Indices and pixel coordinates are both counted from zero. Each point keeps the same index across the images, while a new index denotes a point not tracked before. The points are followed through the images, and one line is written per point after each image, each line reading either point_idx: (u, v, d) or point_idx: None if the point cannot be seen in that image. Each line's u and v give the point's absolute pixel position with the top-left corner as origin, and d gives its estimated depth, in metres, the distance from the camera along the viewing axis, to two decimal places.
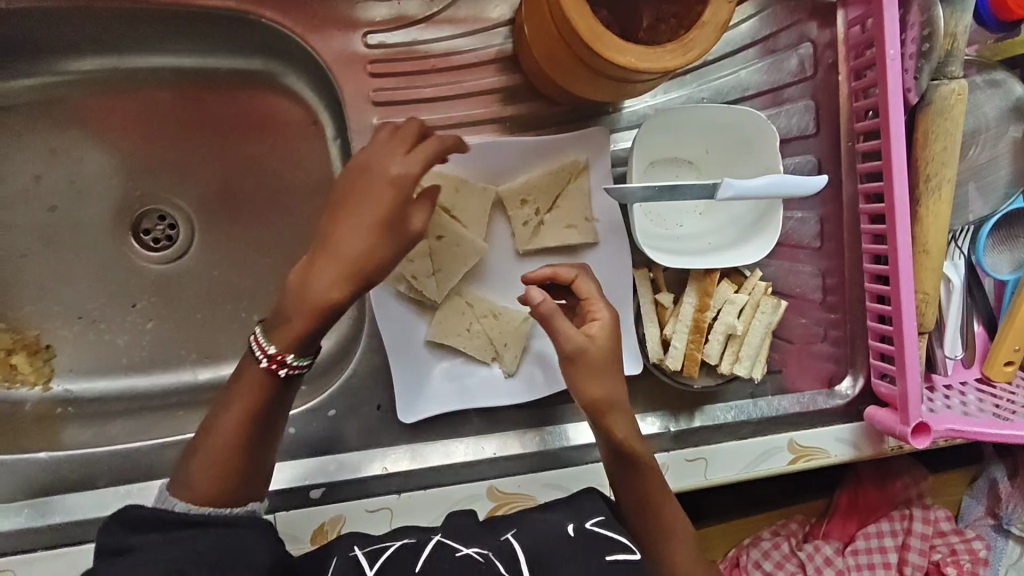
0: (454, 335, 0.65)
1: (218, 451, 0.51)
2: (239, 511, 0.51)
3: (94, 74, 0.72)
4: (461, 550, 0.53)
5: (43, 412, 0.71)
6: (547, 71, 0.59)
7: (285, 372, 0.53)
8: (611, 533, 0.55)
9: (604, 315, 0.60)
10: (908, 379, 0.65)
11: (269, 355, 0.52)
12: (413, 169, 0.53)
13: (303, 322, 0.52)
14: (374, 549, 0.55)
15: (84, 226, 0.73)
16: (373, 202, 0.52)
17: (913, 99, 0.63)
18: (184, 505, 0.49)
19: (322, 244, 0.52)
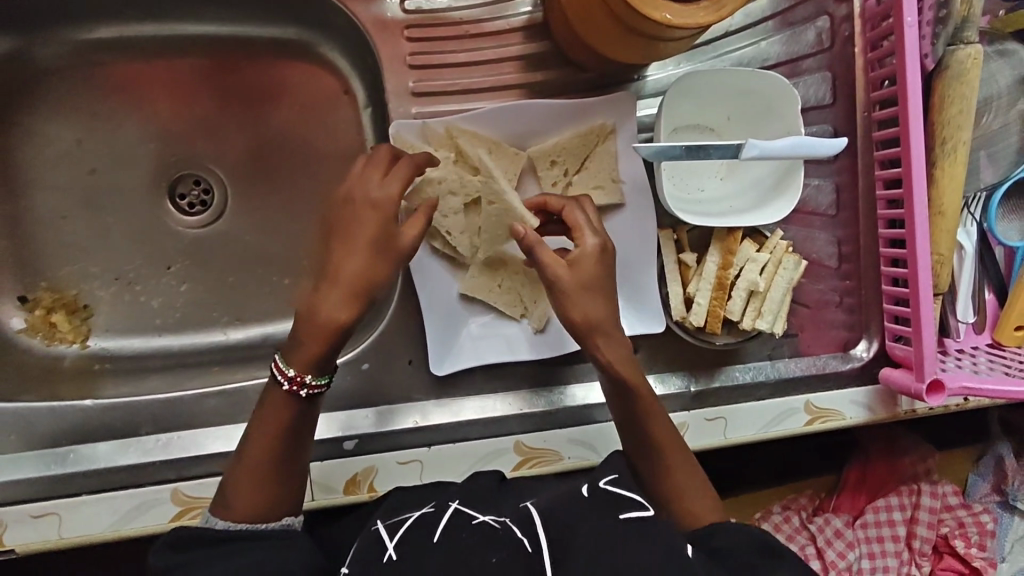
0: (485, 292, 0.69)
1: (250, 470, 0.54)
2: (275, 526, 0.54)
3: (134, 41, 0.74)
4: (476, 517, 0.51)
5: (82, 368, 0.73)
6: (578, 30, 0.61)
7: (306, 391, 0.55)
8: (625, 492, 0.54)
9: (593, 240, 0.59)
10: (922, 339, 0.67)
11: (289, 378, 0.55)
12: (393, 192, 0.56)
13: (317, 344, 0.55)
14: (395, 522, 0.55)
15: (121, 189, 0.75)
16: (362, 224, 0.55)
17: (930, 64, 0.65)
18: (225, 523, 0.53)
19: (325, 273, 0.55)
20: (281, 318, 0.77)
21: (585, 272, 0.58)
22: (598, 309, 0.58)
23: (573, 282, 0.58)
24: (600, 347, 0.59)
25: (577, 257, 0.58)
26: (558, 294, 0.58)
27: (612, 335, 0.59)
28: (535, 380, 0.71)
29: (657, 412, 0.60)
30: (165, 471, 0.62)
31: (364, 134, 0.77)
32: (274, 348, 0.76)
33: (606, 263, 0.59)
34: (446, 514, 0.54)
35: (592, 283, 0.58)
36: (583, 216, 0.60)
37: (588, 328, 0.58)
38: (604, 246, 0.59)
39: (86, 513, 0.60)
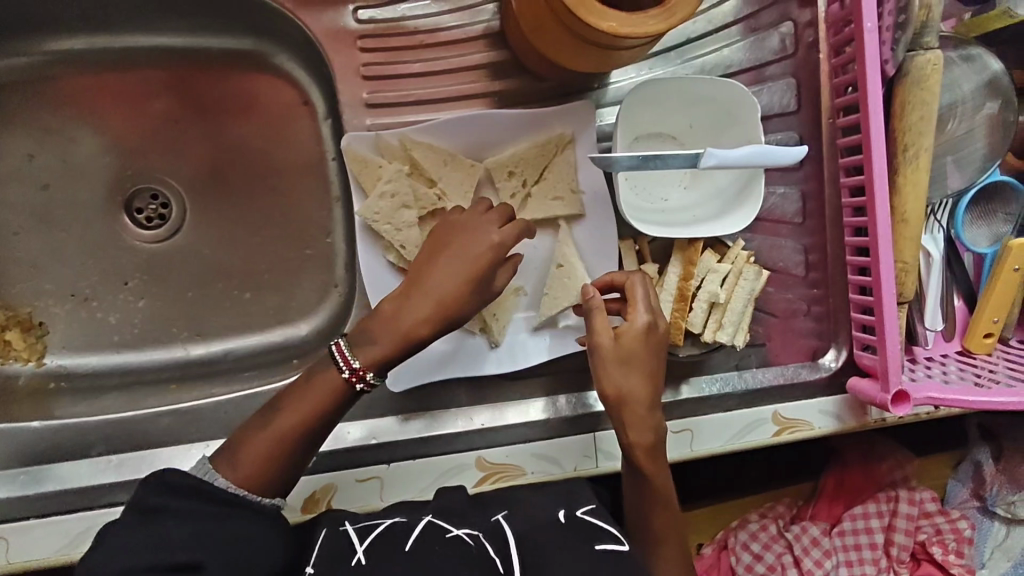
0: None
1: (267, 442, 0.53)
2: (268, 500, 0.52)
3: (88, 54, 0.74)
4: (451, 531, 0.54)
5: (36, 386, 0.71)
6: (532, 40, 0.60)
7: (360, 386, 0.55)
8: (601, 524, 0.57)
9: (645, 317, 0.59)
10: (887, 347, 0.66)
11: (352, 367, 0.54)
12: (501, 241, 0.58)
13: (388, 347, 0.55)
14: (365, 526, 0.56)
15: (76, 205, 0.74)
16: (464, 253, 0.57)
17: (891, 70, 0.64)
18: (223, 481, 0.51)
19: (418, 283, 0.57)
20: (242, 332, 0.76)
21: (629, 348, 0.58)
22: (638, 384, 0.58)
23: (619, 352, 0.58)
24: (634, 423, 0.58)
25: (624, 335, 0.58)
26: (602, 364, 0.58)
27: (652, 414, 0.59)
28: (498, 394, 0.70)
29: (659, 455, 0.59)
30: (116, 492, 0.61)
31: (325, 146, 0.76)
32: (235, 364, 0.75)
33: (655, 340, 0.59)
34: (419, 525, 0.55)
35: (633, 356, 0.58)
36: (646, 294, 0.60)
37: (625, 401, 0.58)
38: (654, 325, 0.59)
39: (34, 537, 0.58)
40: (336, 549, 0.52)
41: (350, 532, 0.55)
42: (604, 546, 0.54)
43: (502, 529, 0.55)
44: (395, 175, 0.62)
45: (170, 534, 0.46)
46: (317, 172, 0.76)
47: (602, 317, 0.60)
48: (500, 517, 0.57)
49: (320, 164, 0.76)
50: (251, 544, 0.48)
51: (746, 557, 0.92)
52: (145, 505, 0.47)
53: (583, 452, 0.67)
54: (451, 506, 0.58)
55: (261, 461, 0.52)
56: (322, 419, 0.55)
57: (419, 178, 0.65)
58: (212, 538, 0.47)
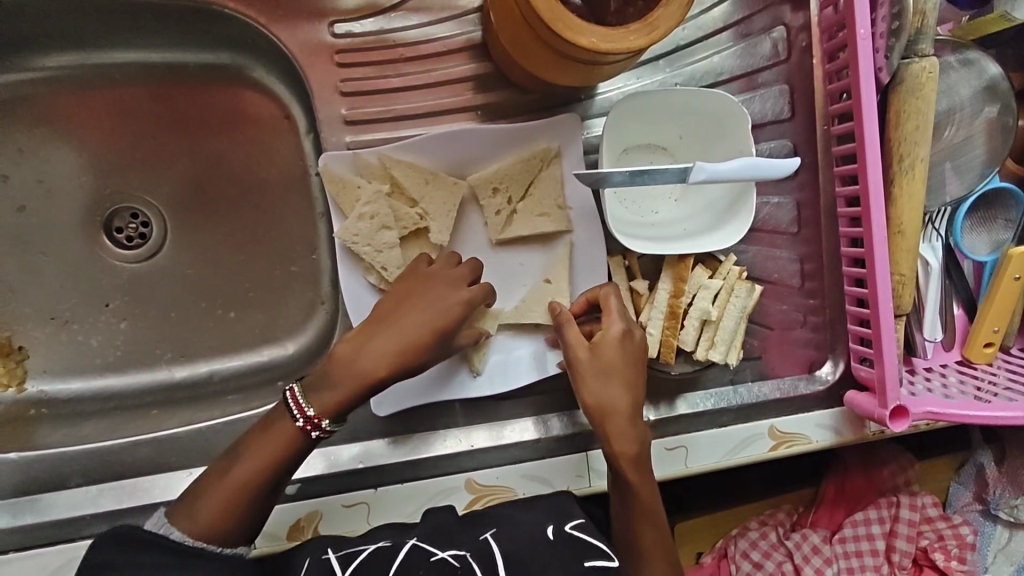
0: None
1: (226, 491, 0.52)
2: (229, 550, 0.52)
3: (62, 72, 0.72)
4: (437, 553, 0.53)
5: (18, 413, 0.70)
6: (513, 54, 0.58)
7: (316, 434, 0.55)
8: (590, 539, 0.55)
9: (621, 324, 0.59)
10: (885, 360, 0.64)
11: (306, 416, 0.54)
12: (462, 302, 0.59)
13: (346, 390, 0.55)
14: (348, 553, 0.55)
15: (54, 227, 0.73)
16: (432, 303, 0.58)
17: (885, 78, 0.62)
18: (180, 535, 0.51)
19: (383, 322, 0.57)
20: (227, 353, 0.74)
21: (607, 358, 0.58)
22: (620, 394, 0.57)
23: (597, 363, 0.58)
24: (615, 434, 0.57)
25: (602, 347, 0.58)
26: (581, 377, 0.58)
27: (633, 425, 0.57)
28: (486, 413, 0.69)
29: (645, 466, 0.58)
30: (97, 525, 0.60)
31: (307, 162, 0.74)
32: (220, 386, 0.73)
33: (634, 350, 0.59)
34: (404, 548, 0.54)
35: (612, 366, 0.58)
36: (620, 305, 0.61)
37: (607, 413, 0.57)
38: (630, 332, 0.59)
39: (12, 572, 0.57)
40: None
41: (332, 560, 0.54)
42: (595, 563, 0.52)
43: (490, 548, 0.54)
44: (373, 196, 0.61)
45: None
46: (300, 189, 0.74)
47: (574, 328, 0.60)
48: (489, 535, 0.56)
49: (302, 180, 0.74)
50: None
51: (746, 566, 0.90)
52: (107, 563, 0.48)
53: (575, 473, 0.65)
54: (439, 529, 0.57)
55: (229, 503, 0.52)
56: None
57: (399, 198, 0.64)
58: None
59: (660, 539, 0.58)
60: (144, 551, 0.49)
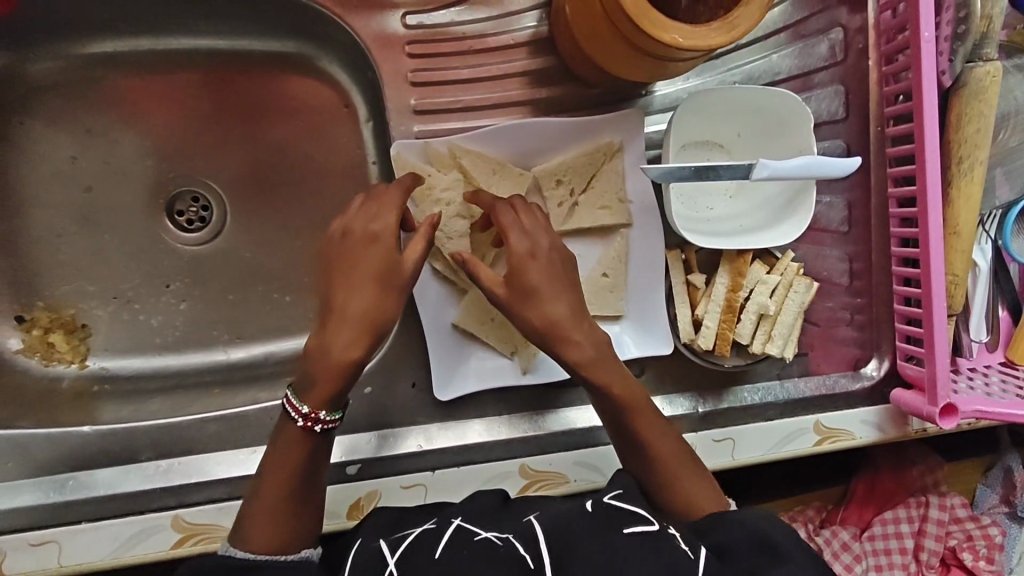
0: (479, 324, 0.67)
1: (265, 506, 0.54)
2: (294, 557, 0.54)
3: (130, 56, 0.73)
4: (480, 533, 0.53)
5: (81, 389, 0.72)
6: (586, 50, 0.60)
7: (321, 427, 0.55)
8: (629, 506, 0.55)
9: (522, 241, 0.57)
10: (937, 360, 0.65)
11: (304, 415, 0.54)
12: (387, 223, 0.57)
13: (332, 383, 0.54)
14: (398, 536, 0.56)
15: (119, 207, 0.74)
16: (372, 255, 0.55)
17: (947, 82, 0.63)
18: (246, 554, 0.52)
19: (330, 308, 0.54)
20: (282, 336, 0.75)
21: (528, 277, 0.57)
22: (557, 305, 0.57)
23: (515, 286, 0.57)
24: (569, 347, 0.57)
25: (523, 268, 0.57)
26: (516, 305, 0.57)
27: (578, 330, 0.57)
28: (537, 401, 0.70)
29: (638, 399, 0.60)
30: (166, 498, 0.62)
31: (365, 150, 0.75)
32: (275, 368, 0.74)
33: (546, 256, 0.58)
34: (449, 529, 0.55)
35: (538, 287, 0.56)
36: (513, 218, 0.59)
37: (554, 328, 0.57)
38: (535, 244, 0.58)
39: (87, 542, 0.59)
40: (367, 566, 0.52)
41: (381, 546, 0.55)
42: (633, 530, 0.51)
43: (532, 526, 0.53)
44: (452, 183, 0.63)
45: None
46: (356, 175, 0.75)
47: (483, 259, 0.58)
48: (532, 517, 0.55)
49: (360, 167, 0.75)
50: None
51: None
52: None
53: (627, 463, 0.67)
54: (481, 511, 0.58)
55: (274, 513, 0.53)
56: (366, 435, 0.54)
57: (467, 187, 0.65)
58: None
59: (675, 459, 0.59)
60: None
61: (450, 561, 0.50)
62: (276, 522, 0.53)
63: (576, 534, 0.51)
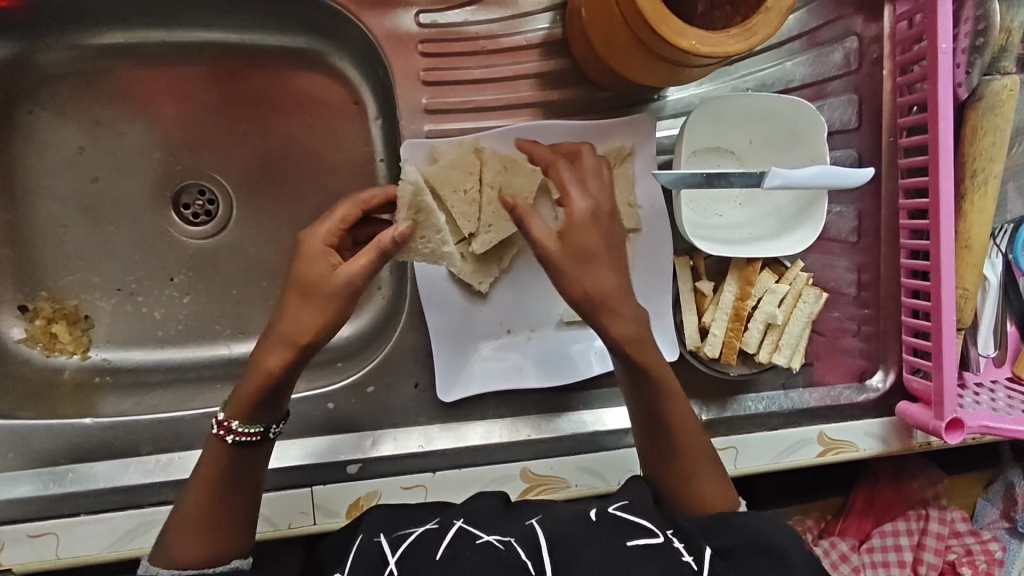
0: (448, 190, 0.61)
1: (189, 524, 0.54)
2: (223, 569, 0.54)
3: (139, 47, 0.73)
4: (482, 536, 0.53)
5: (82, 380, 0.72)
6: (601, 54, 0.59)
7: (233, 438, 0.55)
8: (635, 518, 0.54)
9: (584, 201, 0.56)
10: (944, 373, 0.65)
11: (218, 421, 0.55)
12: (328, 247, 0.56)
13: (252, 390, 0.54)
14: (398, 536, 0.55)
15: (125, 199, 0.74)
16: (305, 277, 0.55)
17: (964, 94, 0.63)
18: (166, 571, 0.53)
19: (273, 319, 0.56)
20: None
21: (579, 239, 0.54)
22: (608, 274, 0.54)
23: (574, 243, 0.54)
24: (615, 321, 0.55)
25: (578, 221, 0.54)
26: (562, 271, 0.54)
27: (625, 305, 0.55)
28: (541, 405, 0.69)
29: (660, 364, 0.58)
30: (166, 493, 0.62)
31: (374, 147, 0.75)
32: None
33: (606, 213, 0.56)
34: (451, 531, 0.54)
35: (594, 251, 0.54)
36: (575, 175, 0.59)
37: (600, 299, 0.54)
38: (599, 208, 0.56)
39: (86, 533, 0.59)
40: (367, 560, 0.53)
41: (382, 543, 0.54)
42: (636, 541, 0.51)
43: (535, 532, 0.53)
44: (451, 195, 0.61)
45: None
46: (365, 172, 0.75)
47: (537, 221, 0.54)
48: (534, 521, 0.55)
49: (368, 165, 0.75)
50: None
51: None
52: None
53: (629, 469, 0.67)
54: (483, 513, 0.57)
55: (199, 525, 0.54)
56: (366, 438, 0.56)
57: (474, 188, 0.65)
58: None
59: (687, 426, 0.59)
60: None
61: (452, 562, 0.50)
62: (201, 533, 0.54)
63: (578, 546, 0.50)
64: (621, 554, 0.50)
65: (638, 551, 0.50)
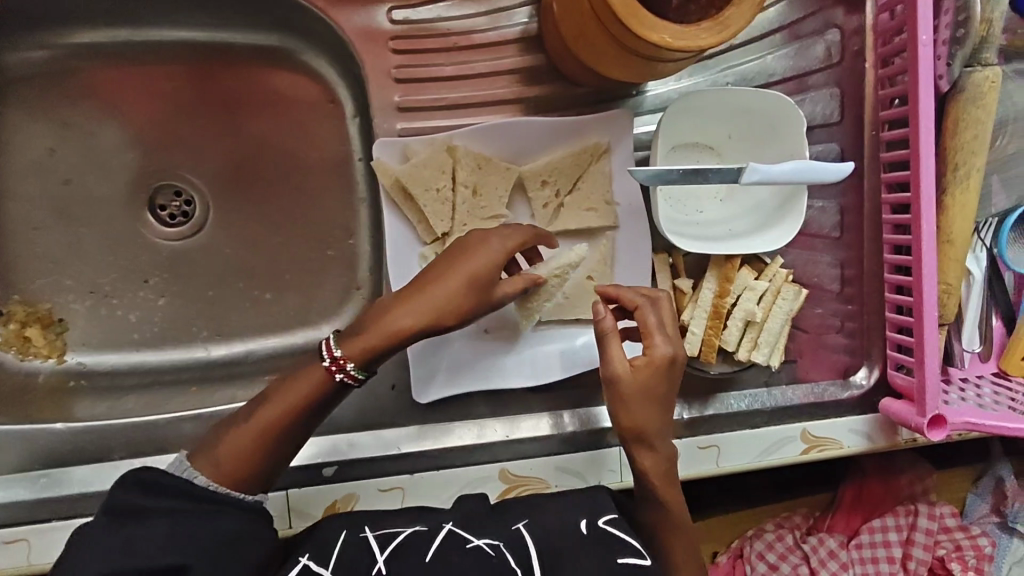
0: (421, 189, 0.61)
1: (244, 440, 0.55)
2: (251, 499, 0.54)
3: (111, 47, 0.72)
4: (472, 540, 0.53)
5: (55, 384, 0.71)
6: (574, 49, 0.58)
7: (340, 377, 0.57)
8: (622, 535, 0.54)
9: (665, 349, 0.56)
10: (927, 368, 0.64)
11: (333, 357, 0.56)
12: (509, 248, 0.58)
13: (373, 339, 0.57)
14: (387, 532, 0.54)
15: (98, 200, 0.73)
16: (468, 261, 0.58)
17: (943, 87, 0.62)
18: (203, 480, 0.53)
19: (418, 286, 0.58)
20: (264, 335, 0.75)
21: (652, 383, 0.56)
22: (654, 417, 0.57)
23: (638, 385, 0.56)
24: (646, 452, 0.58)
25: (647, 368, 0.56)
26: (624, 399, 0.56)
27: (663, 440, 0.58)
28: (521, 405, 0.69)
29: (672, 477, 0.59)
30: None
31: (351, 146, 0.74)
32: (256, 366, 0.74)
33: (673, 361, 0.56)
34: (439, 535, 0.54)
35: (649, 395, 0.56)
36: (657, 319, 0.57)
37: (642, 434, 0.57)
38: (674, 359, 0.56)
39: (57, 540, 0.58)
40: (356, 557, 0.51)
41: (371, 539, 0.54)
42: (626, 561, 0.51)
43: (525, 541, 0.53)
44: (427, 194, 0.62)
45: (148, 532, 0.47)
46: (343, 172, 0.74)
47: (615, 347, 0.56)
48: (522, 525, 0.55)
49: (346, 164, 0.74)
50: (234, 535, 0.50)
51: (761, 566, 0.89)
52: (133, 504, 0.49)
53: (610, 468, 0.66)
54: (473, 519, 0.56)
55: (256, 442, 0.55)
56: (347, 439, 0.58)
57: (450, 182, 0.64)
58: (191, 535, 0.48)
59: (681, 527, 0.59)
60: (168, 496, 0.50)
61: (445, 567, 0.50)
62: (250, 451, 0.55)
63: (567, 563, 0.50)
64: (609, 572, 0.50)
65: (626, 570, 0.50)
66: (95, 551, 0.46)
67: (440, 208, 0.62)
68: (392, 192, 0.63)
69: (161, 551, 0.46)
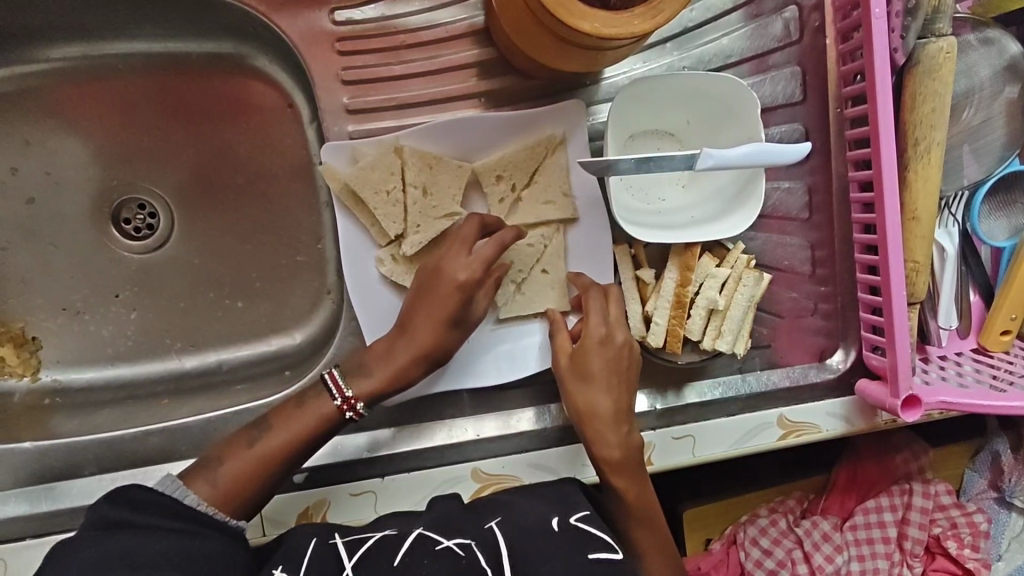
0: (371, 192, 0.62)
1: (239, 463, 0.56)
2: (234, 522, 0.54)
3: (66, 64, 0.72)
4: (442, 542, 0.51)
5: (32, 403, 0.71)
6: (518, 44, 0.57)
7: (349, 415, 0.59)
8: (594, 531, 0.52)
9: (599, 326, 0.61)
10: (897, 348, 0.62)
11: (344, 396, 0.59)
12: (474, 273, 0.59)
13: (377, 380, 0.60)
14: (355, 539, 0.54)
15: (64, 218, 0.73)
16: (440, 301, 0.60)
17: (900, 59, 0.60)
18: (194, 500, 0.53)
19: (403, 326, 0.61)
20: (236, 344, 0.75)
21: (586, 362, 0.60)
22: (601, 399, 0.60)
23: (577, 362, 0.61)
24: (597, 438, 0.59)
25: (586, 352, 0.60)
26: (568, 384, 0.61)
27: (615, 427, 0.59)
28: (489, 403, 0.68)
29: (630, 467, 0.59)
30: None
31: (310, 149, 0.73)
32: (229, 375, 0.74)
33: (609, 338, 0.61)
34: (410, 536, 0.52)
35: (594, 373, 0.60)
36: (600, 305, 0.62)
37: (592, 417, 0.59)
38: (610, 337, 0.61)
39: (29, 559, 0.58)
40: (322, 565, 0.50)
41: (339, 545, 0.53)
42: (598, 555, 0.50)
43: (496, 538, 0.51)
44: (377, 200, 0.62)
45: (137, 548, 0.46)
46: (305, 176, 0.74)
47: (565, 334, 0.63)
48: (494, 523, 0.53)
49: (308, 168, 0.74)
50: (216, 554, 0.49)
51: (755, 553, 0.85)
52: (118, 518, 0.48)
53: (580, 461, 0.65)
54: (446, 517, 0.55)
55: (250, 466, 0.56)
56: (315, 437, 0.58)
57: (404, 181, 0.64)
58: (178, 553, 0.47)
59: (645, 516, 0.59)
60: (154, 513, 0.49)
61: (409, 570, 0.48)
62: (250, 471, 0.56)
63: (535, 555, 0.49)
64: (582, 568, 0.48)
65: (598, 567, 0.49)
66: (82, 565, 0.44)
67: (390, 211, 0.62)
68: (345, 198, 0.63)
69: (150, 567, 0.45)
